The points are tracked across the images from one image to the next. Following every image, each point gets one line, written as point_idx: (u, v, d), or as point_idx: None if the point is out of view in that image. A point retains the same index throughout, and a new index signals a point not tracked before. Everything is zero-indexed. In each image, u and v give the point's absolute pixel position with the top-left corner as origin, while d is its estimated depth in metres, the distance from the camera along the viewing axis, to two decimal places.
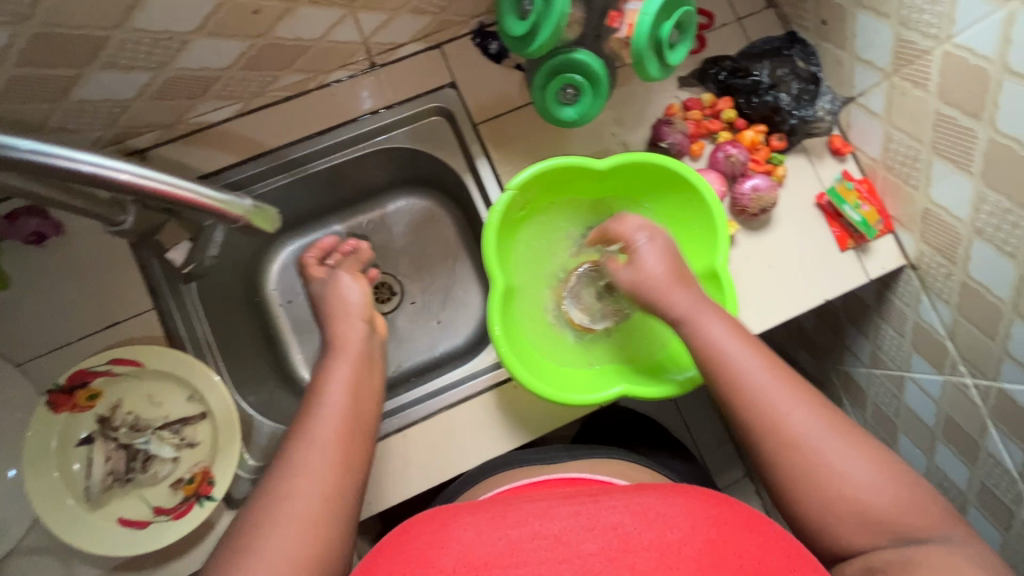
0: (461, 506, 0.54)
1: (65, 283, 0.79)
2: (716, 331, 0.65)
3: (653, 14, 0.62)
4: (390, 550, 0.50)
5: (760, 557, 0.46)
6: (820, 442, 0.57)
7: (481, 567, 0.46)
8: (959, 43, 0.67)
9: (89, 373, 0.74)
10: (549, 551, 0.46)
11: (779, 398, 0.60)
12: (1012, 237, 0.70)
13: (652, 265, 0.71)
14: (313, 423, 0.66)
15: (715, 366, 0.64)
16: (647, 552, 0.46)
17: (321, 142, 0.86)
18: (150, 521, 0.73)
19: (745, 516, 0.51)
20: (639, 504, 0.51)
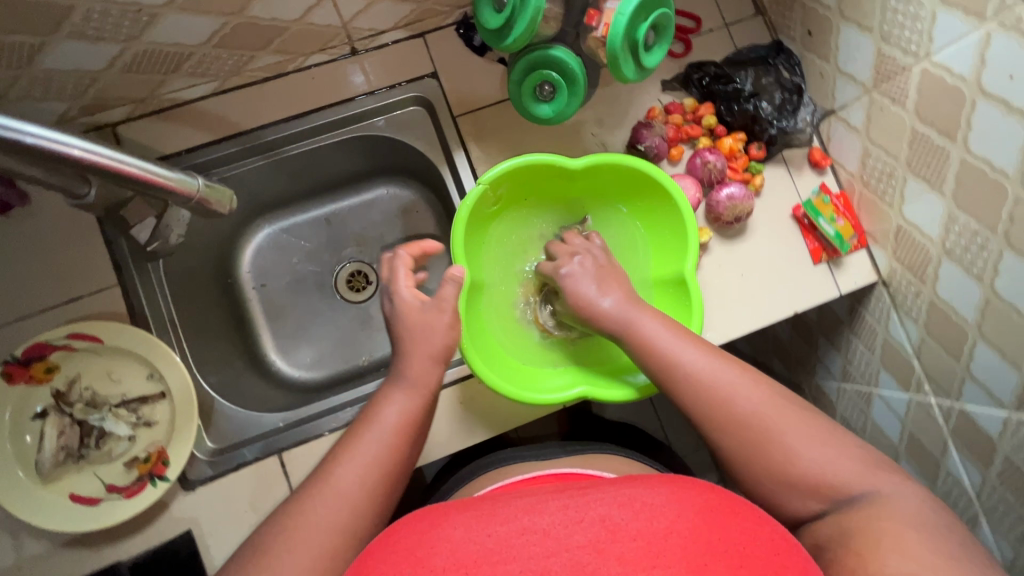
0: (450, 506, 0.50)
1: (26, 254, 0.78)
2: (653, 328, 0.65)
3: (630, 14, 0.61)
4: (377, 555, 0.46)
5: (752, 544, 0.43)
6: (764, 418, 0.56)
7: (471, 567, 0.42)
8: (937, 61, 0.66)
9: (47, 346, 0.73)
10: (537, 545, 0.43)
11: (723, 381, 0.59)
12: (979, 259, 0.70)
13: (587, 284, 0.71)
14: (347, 463, 0.58)
15: (663, 364, 0.62)
16: (633, 542, 0.42)
17: (297, 125, 0.85)
18: (103, 498, 0.73)
19: (735, 503, 0.47)
20: (627, 494, 0.46)
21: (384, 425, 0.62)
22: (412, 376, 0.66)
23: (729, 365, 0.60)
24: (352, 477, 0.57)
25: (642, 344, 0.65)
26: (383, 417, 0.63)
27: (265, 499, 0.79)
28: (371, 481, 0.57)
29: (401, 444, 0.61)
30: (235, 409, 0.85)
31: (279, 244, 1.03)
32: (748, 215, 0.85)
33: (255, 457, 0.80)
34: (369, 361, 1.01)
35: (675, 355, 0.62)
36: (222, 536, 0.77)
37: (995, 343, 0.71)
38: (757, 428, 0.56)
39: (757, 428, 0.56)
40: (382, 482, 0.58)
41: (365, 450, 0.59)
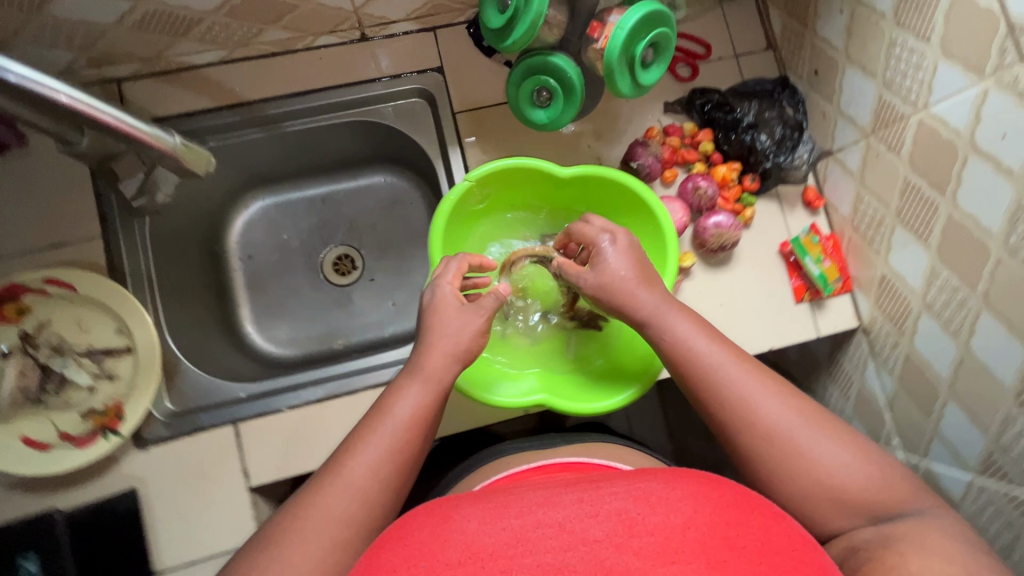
0: (463, 497, 0.47)
1: (13, 196, 0.79)
2: (680, 330, 0.63)
3: (629, 30, 0.61)
4: (391, 545, 0.43)
5: (771, 540, 0.39)
6: (794, 431, 0.55)
7: (487, 560, 0.39)
8: (934, 113, 0.66)
9: (23, 288, 0.75)
10: (554, 539, 0.40)
11: (751, 390, 0.57)
12: (957, 316, 0.69)
13: (619, 265, 0.67)
14: (360, 456, 0.57)
15: (685, 363, 0.61)
16: (651, 537, 0.39)
17: (299, 103, 0.87)
18: (54, 445, 0.73)
19: (751, 497, 0.44)
20: (641, 488, 0.43)
21: (397, 419, 0.59)
22: (429, 370, 0.63)
23: (760, 375, 0.59)
24: (365, 470, 0.56)
25: (671, 345, 0.62)
26: (394, 410, 0.60)
27: (216, 466, 0.79)
28: (384, 474, 0.56)
29: (413, 437, 0.59)
30: (200, 374, 0.84)
31: (271, 218, 1.03)
32: (734, 244, 0.84)
33: (211, 424, 0.80)
34: (345, 346, 1.00)
35: (699, 354, 0.61)
36: (168, 498, 0.77)
37: (965, 404, 0.70)
38: (786, 441, 0.55)
39: (786, 440, 0.55)
40: (395, 473, 0.57)
41: (378, 443, 0.58)
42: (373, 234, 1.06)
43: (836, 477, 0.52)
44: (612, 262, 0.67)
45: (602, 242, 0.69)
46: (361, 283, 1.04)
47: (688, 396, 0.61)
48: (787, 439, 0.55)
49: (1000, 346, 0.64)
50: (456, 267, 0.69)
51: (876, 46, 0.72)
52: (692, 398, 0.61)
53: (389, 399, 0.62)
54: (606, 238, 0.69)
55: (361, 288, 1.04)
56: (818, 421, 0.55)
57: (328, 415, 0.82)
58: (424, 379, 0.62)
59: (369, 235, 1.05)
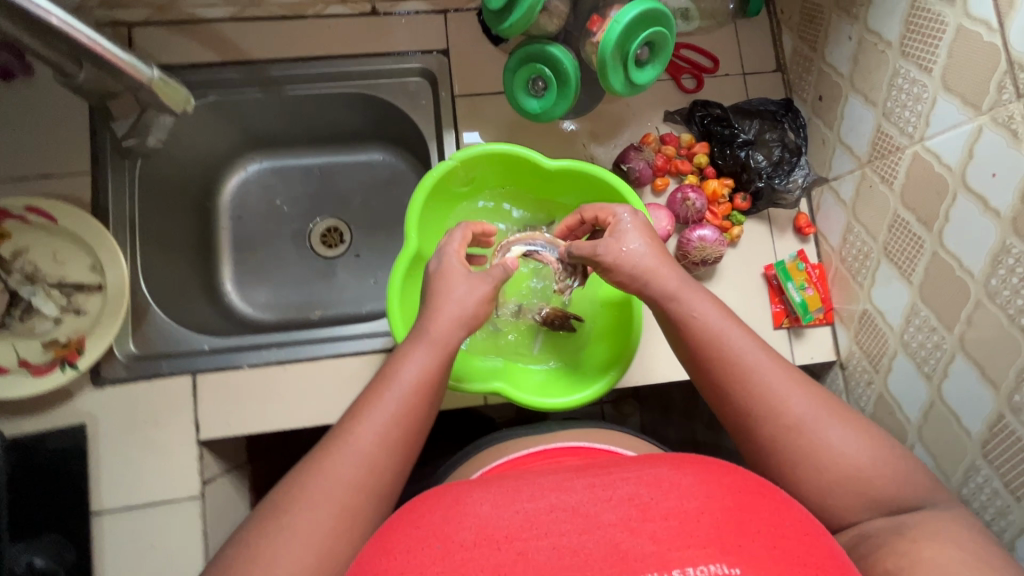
0: (473, 483, 0.45)
1: (8, 123, 0.80)
2: (704, 312, 0.59)
3: (625, 25, 0.61)
4: (400, 530, 0.40)
5: (785, 524, 0.38)
6: (816, 423, 0.52)
7: (501, 542, 0.37)
8: (929, 146, 0.64)
9: (5, 213, 0.76)
10: (567, 522, 0.38)
11: (773, 379, 0.54)
12: (932, 357, 0.67)
13: (638, 240, 0.64)
14: (367, 421, 0.55)
15: (708, 348, 0.57)
16: (665, 521, 0.37)
17: (301, 67, 0.88)
18: (11, 370, 0.73)
19: (765, 483, 0.41)
20: (652, 473, 0.41)
21: (403, 385, 0.57)
22: (436, 333, 0.60)
23: (781, 365, 0.56)
24: (372, 437, 0.54)
25: (696, 327, 0.58)
26: (402, 374, 0.58)
27: (169, 415, 0.78)
28: (390, 439, 0.55)
29: (422, 401, 0.58)
30: (167, 322, 0.84)
31: (265, 181, 1.04)
32: (717, 260, 0.83)
33: (170, 372, 0.80)
34: (320, 316, 1.00)
35: (723, 339, 0.57)
36: (116, 440, 0.77)
37: (933, 450, 0.68)
38: (808, 434, 0.52)
39: (808, 431, 0.52)
40: (402, 438, 0.55)
41: (385, 410, 0.56)
42: (364, 209, 1.06)
43: (861, 466, 0.51)
44: (629, 235, 0.64)
45: (620, 216, 0.66)
46: (346, 257, 1.04)
47: (708, 384, 0.58)
48: (809, 430, 0.52)
49: (971, 392, 0.62)
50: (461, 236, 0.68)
51: (879, 75, 0.71)
52: (713, 386, 0.57)
53: (394, 364, 0.59)
54: (626, 213, 0.66)
55: (345, 262, 1.04)
56: (837, 412, 0.53)
57: (286, 379, 0.81)
58: (430, 340, 0.60)
59: (362, 210, 1.05)
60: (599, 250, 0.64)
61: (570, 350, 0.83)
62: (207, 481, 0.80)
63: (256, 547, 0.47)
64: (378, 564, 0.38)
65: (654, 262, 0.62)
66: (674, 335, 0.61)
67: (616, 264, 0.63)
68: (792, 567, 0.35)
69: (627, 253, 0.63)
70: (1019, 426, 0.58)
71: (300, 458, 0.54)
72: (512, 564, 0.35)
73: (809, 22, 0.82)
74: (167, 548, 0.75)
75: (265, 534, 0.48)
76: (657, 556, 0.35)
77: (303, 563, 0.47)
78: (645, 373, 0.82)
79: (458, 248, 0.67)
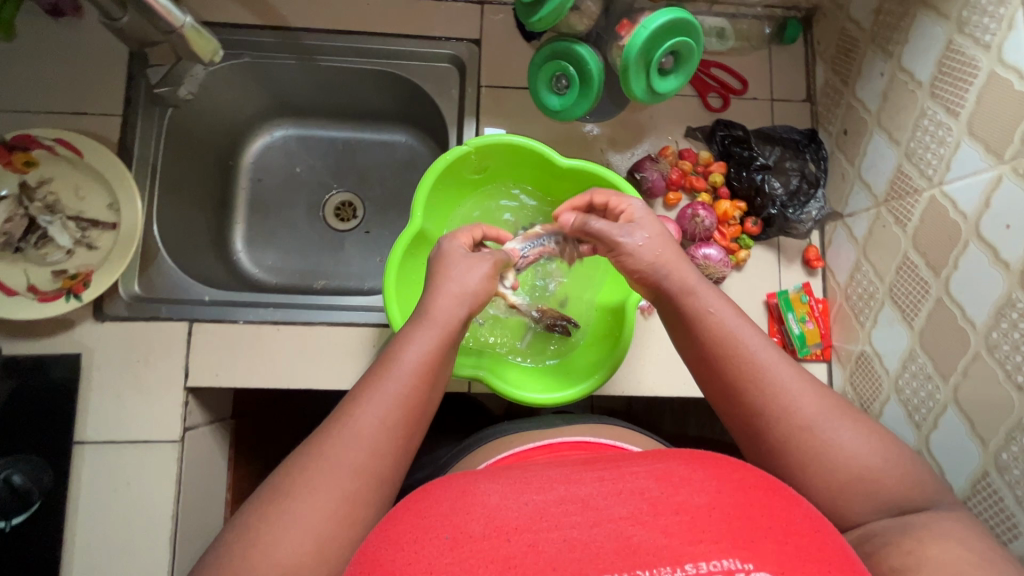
0: (480, 473, 0.46)
1: (51, 60, 0.84)
2: (720, 308, 0.58)
3: (652, 31, 0.61)
4: (406, 518, 0.41)
5: (795, 520, 0.39)
6: (829, 423, 0.51)
7: (511, 534, 0.38)
8: (947, 191, 0.63)
9: (34, 142, 0.78)
10: (578, 515, 0.39)
11: (784, 379, 0.53)
12: (924, 406, 0.66)
13: (653, 229, 0.63)
14: (367, 408, 0.54)
15: (721, 344, 0.56)
16: (677, 516, 0.38)
17: (337, 40, 0.90)
18: (18, 293, 0.76)
19: (773, 480, 0.43)
20: (662, 467, 0.43)
21: (404, 368, 0.57)
22: (437, 315, 0.61)
23: (792, 365, 0.55)
24: (373, 421, 0.54)
25: (711, 323, 0.57)
26: (402, 357, 0.58)
27: (162, 357, 0.80)
28: (391, 422, 0.54)
29: (424, 384, 0.58)
30: (172, 268, 0.86)
31: (289, 148, 1.06)
32: (720, 281, 0.82)
33: (169, 317, 0.82)
34: (324, 286, 1.01)
35: (737, 336, 0.56)
36: (108, 375, 0.79)
37: None
38: (821, 434, 0.50)
39: (821, 432, 0.51)
40: (403, 421, 0.55)
41: (388, 393, 0.55)
42: (381, 188, 1.07)
43: (871, 467, 0.49)
44: (645, 224, 0.63)
45: (634, 206, 0.66)
46: (356, 233, 1.05)
47: (718, 382, 0.56)
48: (822, 430, 0.51)
49: (958, 447, 0.61)
50: (468, 232, 0.71)
51: (905, 114, 0.70)
52: (723, 385, 0.56)
53: (395, 349, 0.59)
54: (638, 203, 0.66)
55: (355, 237, 1.05)
56: (848, 412, 0.52)
57: (278, 339, 0.83)
58: (432, 322, 0.61)
59: (378, 189, 1.07)
60: (621, 233, 0.62)
61: (557, 350, 0.83)
62: (188, 428, 0.81)
63: (255, 534, 0.47)
64: (384, 553, 0.38)
65: (673, 254, 0.61)
66: (687, 331, 0.59)
67: (635, 253, 0.61)
68: (806, 563, 0.36)
69: (644, 242, 0.62)
70: (1003, 487, 0.56)
71: (300, 445, 0.54)
72: (523, 556, 0.36)
73: (843, 56, 0.82)
74: (139, 486, 0.77)
75: (265, 519, 0.48)
76: (670, 550, 0.36)
77: (303, 549, 0.47)
78: (634, 383, 0.82)
79: (465, 241, 0.69)
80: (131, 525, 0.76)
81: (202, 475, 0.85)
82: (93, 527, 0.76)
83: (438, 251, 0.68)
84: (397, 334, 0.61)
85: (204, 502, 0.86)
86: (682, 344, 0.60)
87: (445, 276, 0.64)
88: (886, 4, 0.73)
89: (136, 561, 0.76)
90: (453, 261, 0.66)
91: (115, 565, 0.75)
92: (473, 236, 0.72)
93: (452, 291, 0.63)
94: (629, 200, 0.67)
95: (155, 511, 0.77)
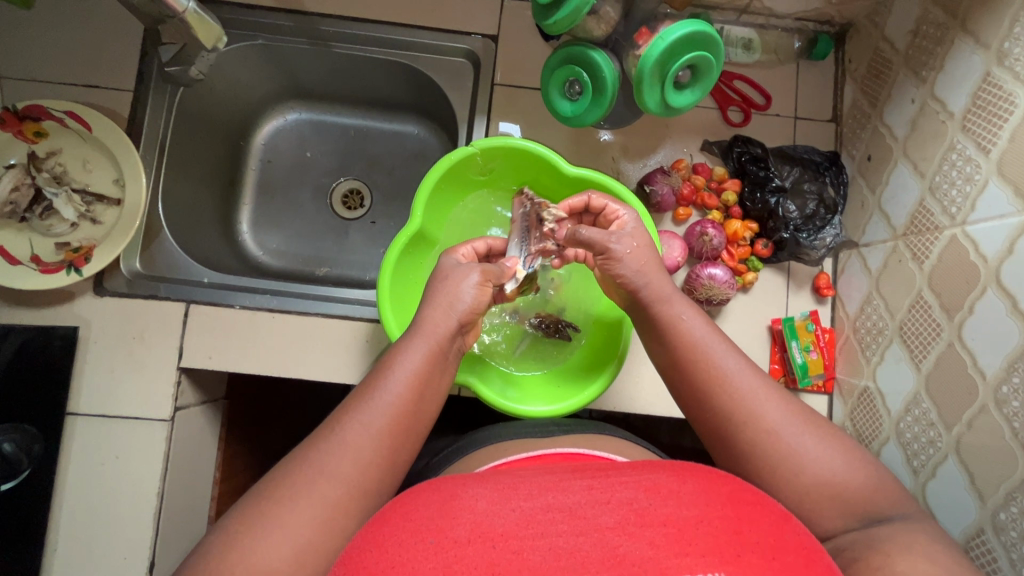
0: (470, 478, 0.46)
1: (67, 30, 0.84)
2: (692, 317, 0.57)
3: (669, 43, 0.59)
4: (394, 520, 0.41)
5: (782, 537, 0.38)
6: (793, 430, 0.50)
7: (497, 540, 0.37)
8: (969, 232, 0.60)
9: (45, 113, 0.78)
10: (564, 523, 0.38)
11: (751, 386, 0.53)
12: (923, 453, 0.63)
13: (641, 241, 0.61)
14: (353, 420, 0.55)
15: (688, 353, 0.56)
16: (663, 528, 0.37)
17: (352, 28, 0.89)
18: (20, 262, 0.76)
19: (763, 497, 0.42)
20: (651, 480, 0.42)
21: (394, 380, 0.57)
22: (429, 325, 0.61)
23: (757, 372, 0.54)
24: (360, 429, 0.54)
25: (681, 330, 0.57)
26: (394, 368, 0.58)
27: (156, 336, 0.81)
28: (377, 431, 0.54)
29: (413, 396, 0.58)
30: (173, 246, 0.87)
31: (301, 132, 1.06)
32: (723, 303, 0.79)
33: (167, 297, 0.82)
34: (325, 274, 1.00)
35: (705, 346, 0.55)
36: (104, 350, 0.80)
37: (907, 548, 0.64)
38: (786, 439, 0.50)
39: (786, 437, 0.50)
40: (388, 433, 0.55)
41: (378, 404, 0.56)
42: (389, 178, 1.06)
43: (848, 493, 0.48)
44: (635, 236, 0.62)
45: (627, 216, 0.65)
46: (362, 223, 1.04)
47: (688, 390, 0.55)
48: (787, 436, 0.50)
49: (955, 499, 0.59)
50: (471, 247, 0.71)
51: (933, 146, 0.66)
52: (693, 392, 0.55)
53: (387, 361, 0.59)
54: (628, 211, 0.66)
55: (360, 227, 1.04)
56: (812, 420, 0.51)
57: (272, 327, 0.82)
58: (423, 335, 0.61)
59: (386, 179, 1.06)
60: (612, 240, 0.60)
61: (548, 359, 0.82)
62: (180, 408, 0.81)
63: (233, 540, 0.47)
64: (369, 554, 0.38)
65: (654, 265, 0.60)
66: (659, 338, 0.59)
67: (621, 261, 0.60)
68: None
69: (632, 250, 0.60)
70: (998, 546, 0.54)
71: (290, 452, 0.54)
72: (508, 562, 0.35)
73: (875, 77, 0.78)
74: (127, 459, 0.78)
75: (246, 523, 0.48)
76: (654, 561, 0.35)
77: (281, 556, 0.47)
78: (627, 399, 0.80)
79: (464, 254, 0.70)
80: (117, 497, 0.78)
81: (192, 454, 0.86)
82: (83, 495, 0.77)
83: (437, 265, 0.69)
84: (390, 347, 0.62)
85: (192, 481, 0.87)
86: (654, 352, 0.60)
87: (440, 289, 0.64)
88: (924, 26, 0.69)
89: (122, 534, 0.77)
90: (447, 272, 0.66)
91: (103, 535, 0.77)
92: (475, 251, 0.72)
93: (442, 300, 0.63)
94: (624, 210, 0.66)
95: (143, 487, 0.78)
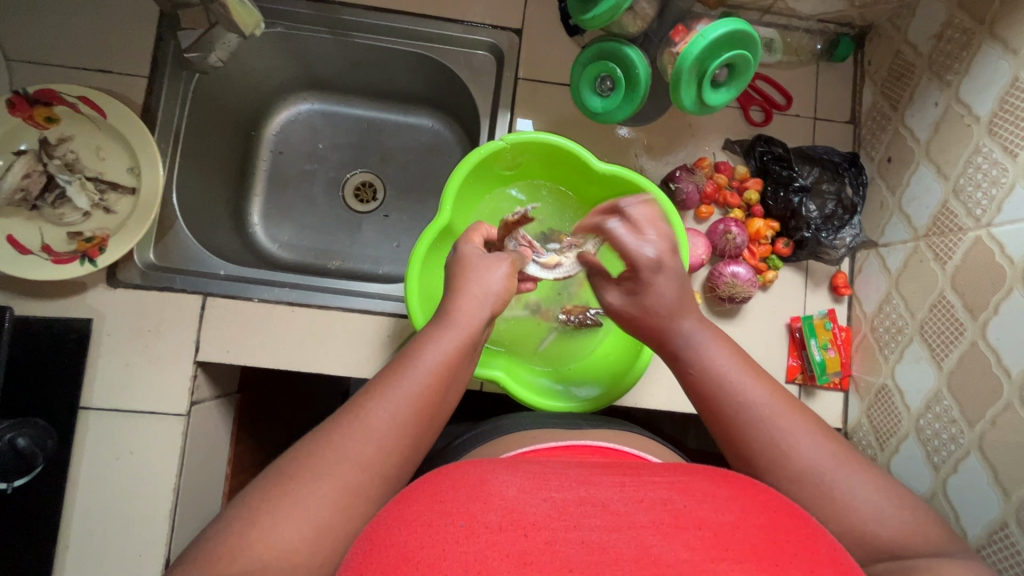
0: (500, 465, 0.45)
1: (78, 13, 0.81)
2: (720, 357, 0.56)
3: (710, 41, 0.59)
4: (421, 501, 0.40)
5: (820, 550, 0.36)
6: (835, 470, 0.49)
7: (528, 529, 0.36)
8: (995, 233, 0.61)
9: (58, 98, 0.75)
10: (597, 518, 0.37)
11: (787, 428, 0.51)
12: (944, 448, 0.65)
13: (662, 290, 0.62)
14: (380, 407, 0.52)
15: (716, 395, 0.55)
16: (698, 532, 0.35)
17: (373, 18, 0.88)
18: (32, 252, 0.74)
19: (799, 513, 0.40)
20: (684, 482, 0.41)
21: (423, 367, 0.55)
22: (460, 317, 0.60)
23: (794, 413, 0.52)
24: (386, 415, 0.52)
25: (708, 372, 0.56)
26: (423, 359, 0.56)
27: (172, 329, 0.79)
28: (403, 419, 0.52)
29: (439, 386, 0.55)
30: (188, 238, 0.85)
31: (313, 123, 1.04)
32: (745, 300, 0.80)
33: (182, 288, 0.80)
34: (338, 267, 0.99)
35: (731, 387, 0.54)
36: (117, 342, 0.78)
37: None
38: (827, 476, 0.48)
39: (827, 466, 0.49)
40: (415, 422, 0.53)
41: (404, 392, 0.53)
42: (402, 171, 1.05)
43: (890, 501, 0.48)
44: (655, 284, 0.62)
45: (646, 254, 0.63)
46: (375, 215, 1.03)
47: (722, 432, 0.54)
48: (827, 465, 0.49)
49: (978, 495, 0.61)
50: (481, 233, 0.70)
51: (957, 150, 0.68)
52: (727, 436, 0.53)
53: (418, 347, 0.58)
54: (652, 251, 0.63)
55: (374, 220, 1.03)
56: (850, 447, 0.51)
57: (290, 320, 0.81)
58: (454, 326, 0.59)
59: (400, 172, 1.05)
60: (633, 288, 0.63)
61: (572, 353, 0.83)
62: (195, 402, 0.80)
63: (247, 526, 0.44)
64: (396, 533, 0.37)
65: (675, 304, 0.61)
66: (688, 380, 0.58)
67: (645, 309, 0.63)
68: None
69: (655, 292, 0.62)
70: (1022, 540, 0.56)
71: (315, 427, 0.52)
72: (539, 552, 0.34)
73: (896, 80, 0.79)
74: (141, 455, 0.76)
75: (266, 503, 0.46)
76: (690, 563, 0.33)
77: (309, 530, 0.45)
78: (647, 395, 0.81)
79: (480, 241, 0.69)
80: (130, 493, 0.76)
81: (206, 449, 0.84)
82: (96, 491, 0.76)
83: (457, 254, 0.68)
84: (418, 335, 0.60)
85: (206, 477, 0.85)
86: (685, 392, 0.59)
87: (473, 278, 0.63)
88: (949, 31, 0.70)
89: (136, 529, 0.75)
90: (474, 262, 0.65)
91: (116, 531, 0.75)
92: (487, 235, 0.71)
93: (475, 292, 0.62)
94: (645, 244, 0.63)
95: (158, 482, 0.76)
